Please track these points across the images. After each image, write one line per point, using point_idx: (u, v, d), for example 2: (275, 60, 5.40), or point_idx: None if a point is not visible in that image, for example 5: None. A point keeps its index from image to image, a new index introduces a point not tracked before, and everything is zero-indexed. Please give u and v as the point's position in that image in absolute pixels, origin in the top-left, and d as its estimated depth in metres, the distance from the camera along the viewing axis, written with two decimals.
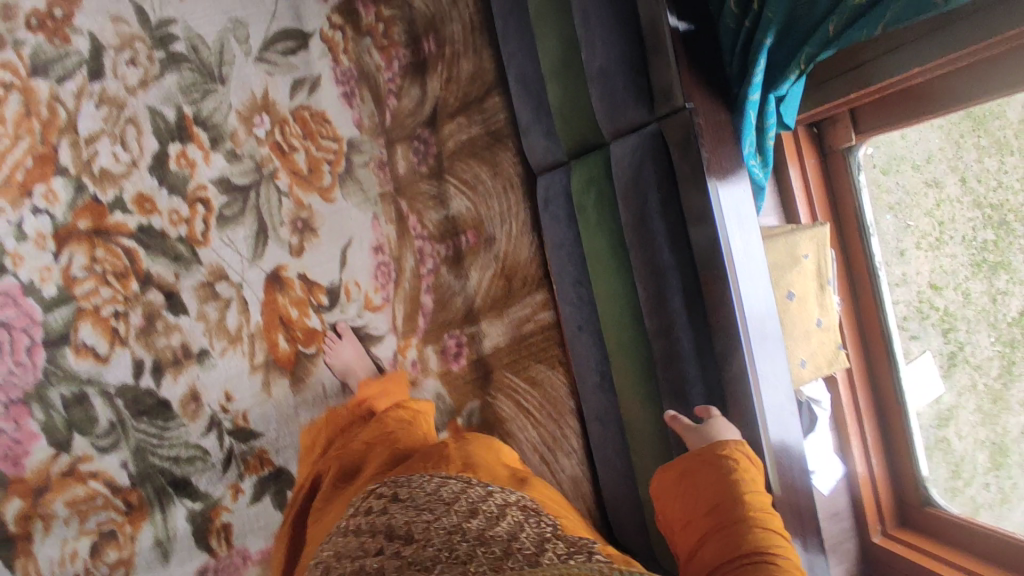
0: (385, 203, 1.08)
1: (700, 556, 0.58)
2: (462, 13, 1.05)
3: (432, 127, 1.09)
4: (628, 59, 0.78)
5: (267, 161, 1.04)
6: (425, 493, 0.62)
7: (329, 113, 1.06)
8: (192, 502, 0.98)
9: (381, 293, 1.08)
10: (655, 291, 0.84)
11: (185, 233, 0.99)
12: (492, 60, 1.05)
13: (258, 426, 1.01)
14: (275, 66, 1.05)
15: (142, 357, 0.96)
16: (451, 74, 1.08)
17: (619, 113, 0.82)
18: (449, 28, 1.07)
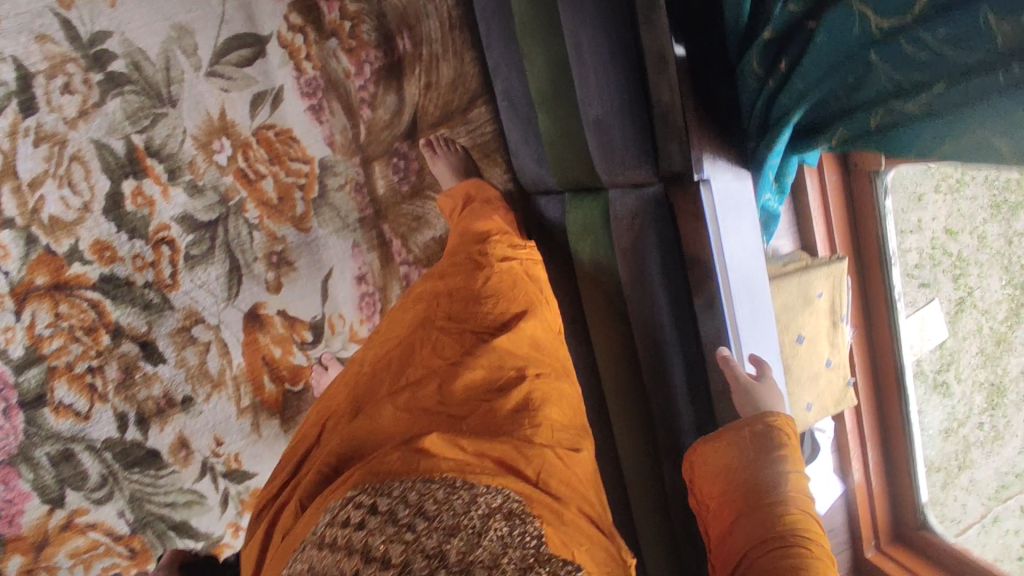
0: (365, 228, 0.99)
1: (733, 535, 0.58)
2: (439, 7, 0.91)
3: (411, 140, 0.99)
4: (631, 112, 0.67)
5: (232, 192, 0.94)
6: (407, 507, 0.55)
7: (296, 131, 0.95)
8: (194, 541, 0.99)
9: (367, 324, 1.02)
10: (654, 356, 0.78)
11: (152, 278, 0.93)
12: (474, 63, 0.93)
13: (252, 466, 1.00)
14: (228, 82, 0.92)
15: (125, 410, 0.93)
16: (430, 80, 0.95)
17: (618, 165, 0.72)
18: (425, 27, 0.93)
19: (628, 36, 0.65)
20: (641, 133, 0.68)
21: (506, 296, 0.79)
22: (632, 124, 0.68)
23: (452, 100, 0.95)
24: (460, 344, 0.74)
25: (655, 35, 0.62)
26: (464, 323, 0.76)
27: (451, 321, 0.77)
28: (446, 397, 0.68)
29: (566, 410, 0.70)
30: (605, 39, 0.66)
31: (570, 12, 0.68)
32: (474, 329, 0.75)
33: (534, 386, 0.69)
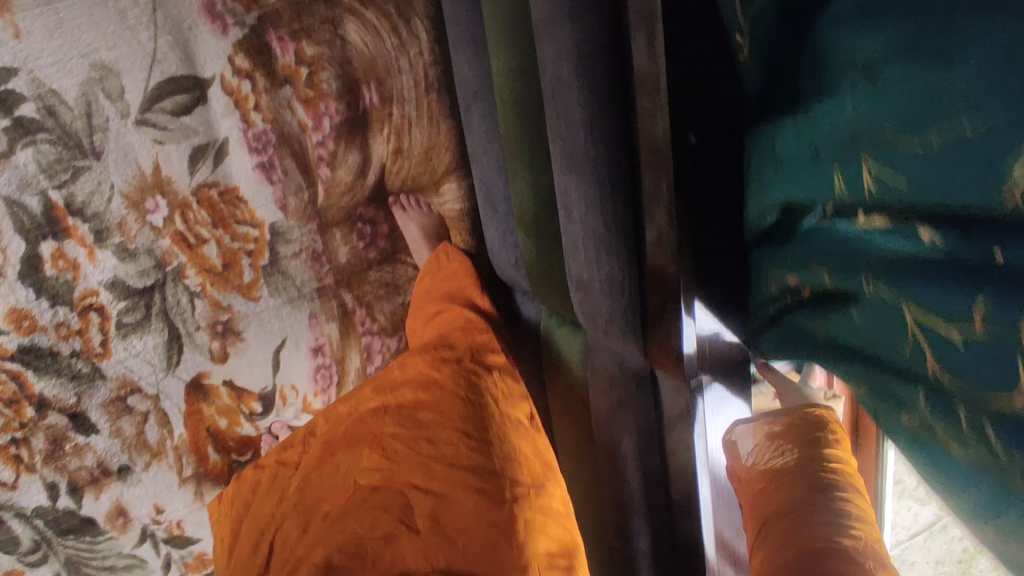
0: (323, 298, 0.90)
1: (768, 497, 0.62)
2: (413, 64, 0.81)
3: (377, 204, 0.88)
4: (619, 285, 0.59)
5: (169, 257, 0.83)
6: None
7: (244, 190, 0.83)
8: None
9: (321, 395, 0.96)
10: (614, 489, 0.78)
11: (80, 346, 0.82)
12: (449, 131, 0.85)
13: (195, 531, 0.97)
14: (163, 132, 0.78)
15: (55, 480, 0.85)
16: (400, 145, 0.85)
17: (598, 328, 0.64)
18: (396, 83, 0.82)
19: (631, 215, 0.56)
20: (631, 312, 0.60)
21: (477, 397, 0.75)
22: (622, 303, 0.60)
23: (424, 172, 0.88)
24: (426, 452, 0.70)
25: (656, 225, 0.54)
26: (427, 421, 0.72)
27: (413, 418, 0.73)
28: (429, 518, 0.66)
29: (556, 534, 0.69)
30: (602, 213, 0.56)
31: (562, 164, 0.57)
32: (440, 428, 0.72)
33: (522, 510, 0.68)
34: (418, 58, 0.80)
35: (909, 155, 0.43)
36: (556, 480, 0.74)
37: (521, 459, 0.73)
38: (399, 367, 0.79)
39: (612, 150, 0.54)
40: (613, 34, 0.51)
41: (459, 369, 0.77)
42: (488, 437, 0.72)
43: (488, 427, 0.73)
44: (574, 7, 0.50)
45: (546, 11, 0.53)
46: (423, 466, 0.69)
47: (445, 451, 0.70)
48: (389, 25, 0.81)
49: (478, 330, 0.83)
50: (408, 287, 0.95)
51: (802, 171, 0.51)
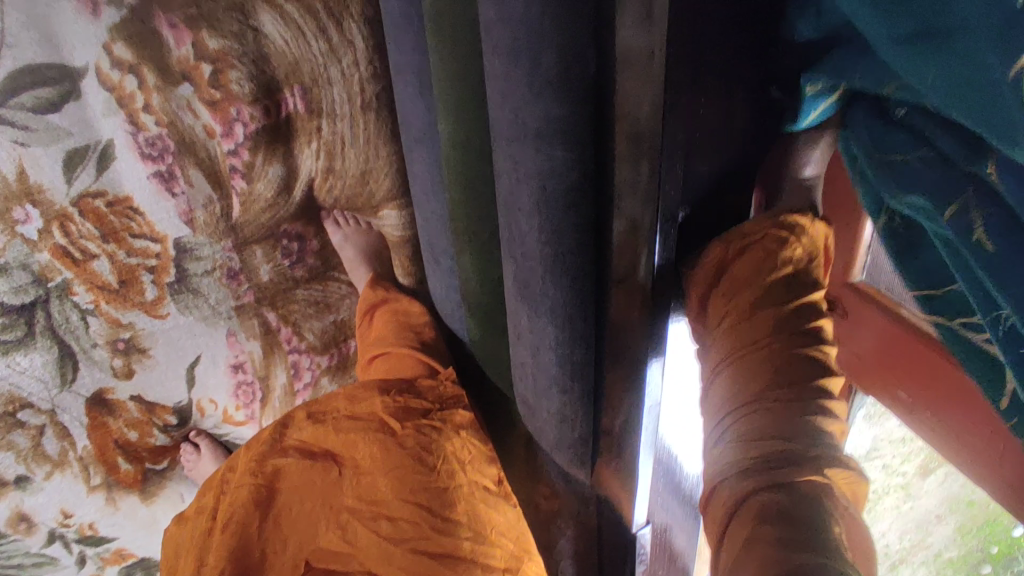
0: (242, 316, 0.80)
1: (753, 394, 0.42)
2: (345, 72, 0.67)
3: (304, 221, 0.78)
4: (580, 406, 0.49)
5: (50, 272, 0.69)
6: None
7: (138, 200, 0.68)
8: None
9: (243, 409, 0.88)
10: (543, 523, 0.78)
11: None
12: (390, 155, 0.73)
13: (110, 531, 0.90)
14: (25, 132, 0.61)
15: None
16: (331, 163, 0.73)
17: (557, 449, 0.54)
18: (325, 95, 0.68)
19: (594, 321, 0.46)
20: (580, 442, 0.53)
21: (443, 466, 0.67)
22: (572, 433, 0.51)
23: (360, 194, 0.77)
24: (401, 519, 0.64)
25: (626, 220, 0.42)
26: (386, 494, 0.64)
27: (367, 485, 0.65)
28: None
29: None
30: (557, 354, 0.45)
31: (515, 290, 0.44)
32: (401, 503, 0.64)
33: None
34: (353, 70, 0.67)
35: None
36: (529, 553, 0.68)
37: (491, 539, 0.66)
38: (348, 411, 0.69)
39: (574, 281, 0.42)
40: (585, 159, 0.37)
41: (422, 429, 0.69)
42: (456, 515, 0.65)
43: (455, 502, 0.66)
44: (540, 136, 0.36)
45: (502, 119, 0.37)
46: (380, 548, 0.63)
47: (407, 531, 0.63)
48: (315, 23, 0.65)
49: (426, 367, 0.77)
50: (341, 305, 0.87)
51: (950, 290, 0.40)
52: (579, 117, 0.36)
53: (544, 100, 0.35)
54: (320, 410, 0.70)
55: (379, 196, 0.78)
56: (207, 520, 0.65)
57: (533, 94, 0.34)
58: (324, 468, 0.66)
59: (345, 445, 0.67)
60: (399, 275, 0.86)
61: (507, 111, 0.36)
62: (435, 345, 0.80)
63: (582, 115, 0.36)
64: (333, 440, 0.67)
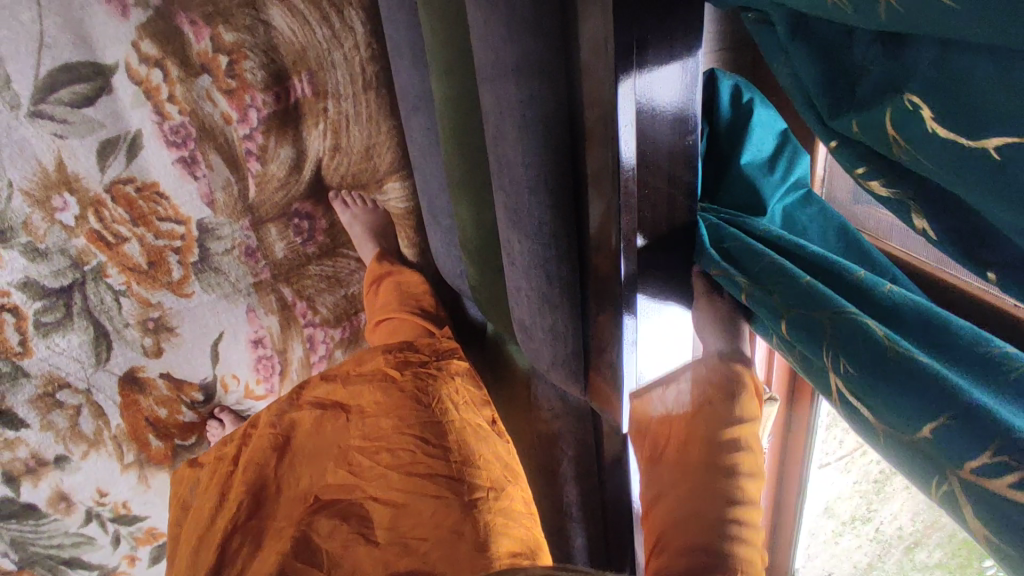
0: (261, 292, 0.87)
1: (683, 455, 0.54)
2: (347, 57, 0.75)
3: (313, 200, 0.85)
4: (571, 318, 0.57)
5: (86, 255, 0.76)
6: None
7: (164, 185, 0.76)
8: (89, 571, 0.95)
9: (264, 383, 0.95)
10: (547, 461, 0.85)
11: None
12: (390, 131, 0.81)
13: (142, 510, 0.95)
14: (63, 125, 0.68)
15: None
16: (337, 142, 0.81)
17: (558, 367, 0.61)
18: (330, 78, 0.76)
19: (575, 244, 0.54)
20: (573, 359, 0.60)
21: (438, 405, 0.75)
22: (566, 348, 0.59)
23: (365, 170, 0.85)
24: (399, 444, 0.70)
25: (596, 165, 0.48)
26: (386, 429, 0.71)
27: (371, 424, 0.72)
28: (395, 520, 0.65)
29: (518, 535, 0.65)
30: (545, 271, 0.53)
31: (505, 217, 0.53)
32: (401, 434, 0.71)
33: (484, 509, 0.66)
34: (353, 53, 0.76)
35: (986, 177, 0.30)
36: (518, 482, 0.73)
37: (483, 463, 0.71)
38: (355, 370, 0.79)
39: (555, 204, 0.50)
40: (558, 94, 0.45)
41: (419, 376, 0.78)
42: (449, 444, 0.72)
43: (448, 433, 0.73)
44: (518, 69, 0.44)
45: (488, 61, 0.45)
46: (382, 475, 0.68)
47: (404, 457, 0.69)
48: (319, 13, 0.72)
49: (424, 331, 0.86)
50: (350, 279, 0.94)
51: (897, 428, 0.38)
52: (553, 55, 0.44)
53: (521, 39, 0.43)
54: (332, 372, 0.80)
55: (383, 169, 0.86)
56: (229, 464, 0.72)
57: (511, 34, 0.43)
58: (334, 415, 0.74)
59: (353, 392, 0.76)
60: (404, 248, 0.94)
61: (488, 54, 0.45)
62: (433, 315, 0.90)
63: (554, 54, 0.44)
64: (343, 393, 0.77)
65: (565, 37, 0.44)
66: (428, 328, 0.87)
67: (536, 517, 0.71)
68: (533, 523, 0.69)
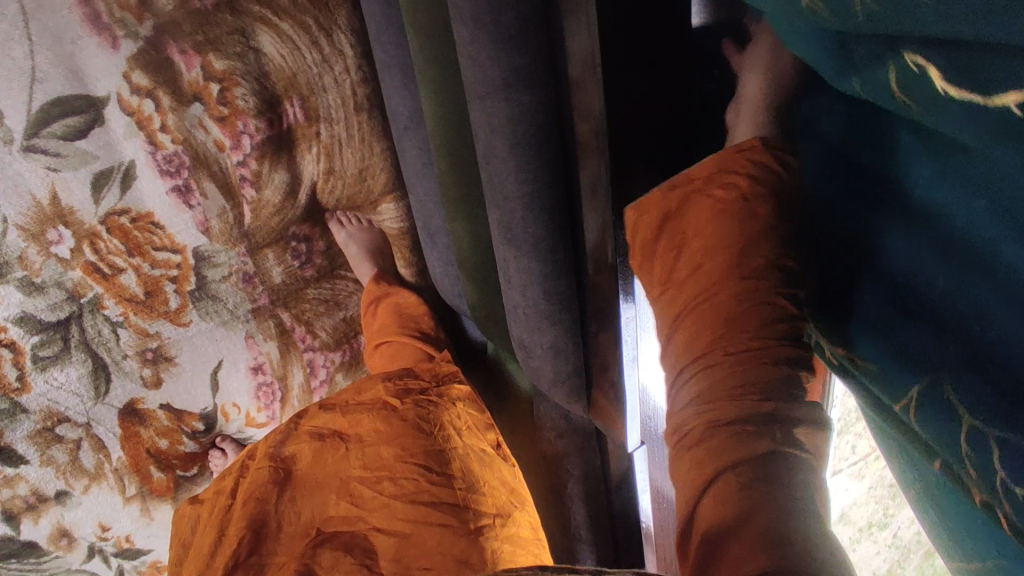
0: (259, 319, 0.86)
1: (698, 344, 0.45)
2: (338, 80, 0.75)
3: (309, 224, 0.85)
4: (569, 334, 0.55)
5: (83, 288, 0.75)
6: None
7: (158, 215, 0.75)
8: None
9: (265, 410, 0.94)
10: (554, 481, 0.83)
11: None
12: (384, 151, 0.81)
13: (145, 543, 0.94)
14: (56, 158, 0.69)
15: None
16: (331, 165, 0.81)
17: (557, 385, 0.60)
18: (322, 102, 0.76)
19: (571, 262, 0.53)
20: (574, 375, 0.59)
21: (439, 431, 0.74)
22: (566, 364, 0.57)
23: (360, 191, 0.85)
24: (402, 473, 0.69)
25: None
26: (388, 459, 0.70)
27: (370, 452, 0.71)
28: (403, 552, 0.64)
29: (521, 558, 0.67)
30: (541, 288, 0.52)
31: (500, 236, 0.51)
32: (403, 463, 0.70)
33: (490, 541, 0.67)
34: (344, 76, 0.76)
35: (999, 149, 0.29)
36: (522, 506, 0.73)
37: (485, 489, 0.71)
38: (354, 399, 0.77)
39: (548, 220, 0.49)
40: (546, 109, 0.44)
41: (419, 403, 0.77)
42: (452, 471, 0.71)
43: (450, 461, 0.72)
44: (506, 86, 0.43)
45: (473, 79, 0.44)
46: (385, 506, 0.67)
47: (407, 487, 0.68)
48: (308, 38, 0.73)
49: (423, 354, 0.86)
50: (349, 302, 0.94)
51: (975, 315, 0.35)
52: (538, 69, 0.43)
53: (506, 55, 0.42)
54: (332, 401, 0.77)
55: (377, 191, 0.85)
56: (226, 498, 0.70)
57: (497, 52, 0.41)
58: (333, 446, 0.72)
59: (352, 421, 0.74)
60: (402, 268, 0.94)
61: (476, 70, 0.43)
62: (432, 337, 0.89)
63: (539, 69, 0.43)
64: (342, 421, 0.74)
65: (549, 44, 0.43)
66: (427, 351, 0.86)
67: (542, 543, 0.72)
68: (538, 548, 0.71)
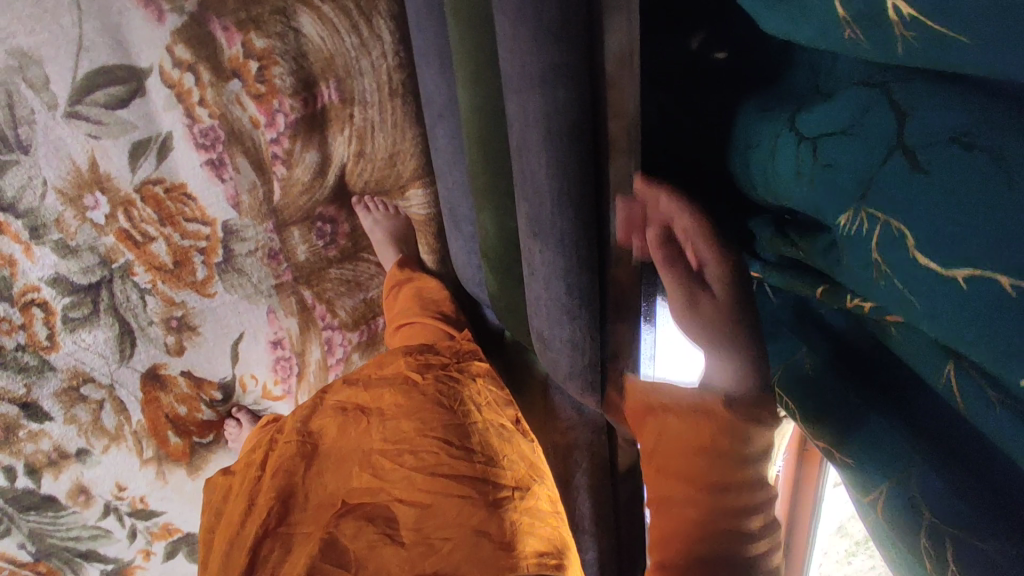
0: (282, 294, 0.88)
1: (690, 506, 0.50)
2: (375, 65, 0.77)
3: (336, 205, 0.87)
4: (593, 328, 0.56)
5: (115, 254, 0.77)
6: (434, 526, 0.66)
7: (191, 186, 0.77)
8: (104, 564, 0.97)
9: (282, 384, 0.96)
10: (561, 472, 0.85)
11: (24, 340, 0.77)
12: (415, 138, 0.82)
13: (159, 505, 0.96)
14: (98, 126, 0.71)
15: (11, 463, 0.82)
16: (362, 148, 0.82)
17: (572, 378, 0.60)
18: (357, 85, 0.77)
19: (597, 253, 0.53)
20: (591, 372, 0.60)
21: (460, 407, 0.77)
22: (583, 358, 0.58)
23: (388, 176, 0.86)
24: (422, 446, 0.71)
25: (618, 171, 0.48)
26: (410, 432, 0.72)
27: (393, 426, 0.72)
28: (423, 522, 0.66)
29: (541, 533, 0.68)
30: (566, 283, 0.53)
31: (527, 228, 0.52)
32: (424, 437, 0.71)
33: (510, 514, 0.68)
34: (381, 61, 0.77)
35: (997, 294, 0.28)
36: (541, 480, 0.75)
37: (506, 463, 0.73)
38: (377, 372, 0.80)
39: (584, 213, 0.49)
40: (584, 104, 0.44)
41: (440, 378, 0.79)
42: (473, 444, 0.73)
43: (471, 435, 0.74)
44: (545, 80, 0.43)
45: (513, 69, 0.44)
46: (406, 478, 0.69)
47: (428, 459, 0.70)
48: (348, 22, 0.74)
49: (443, 334, 0.88)
50: (370, 284, 0.95)
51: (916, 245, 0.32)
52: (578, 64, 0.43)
53: (548, 49, 0.42)
54: (354, 376, 0.80)
55: (405, 176, 0.87)
56: (256, 470, 0.72)
57: (541, 44, 0.42)
58: (356, 419, 0.74)
59: (375, 396, 0.76)
60: (424, 254, 0.95)
61: (515, 63, 0.44)
62: (453, 319, 0.90)
63: (580, 63, 0.43)
64: (364, 395, 0.76)
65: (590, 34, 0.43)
66: (448, 330, 0.88)
67: (560, 516, 0.74)
68: (558, 521, 0.72)
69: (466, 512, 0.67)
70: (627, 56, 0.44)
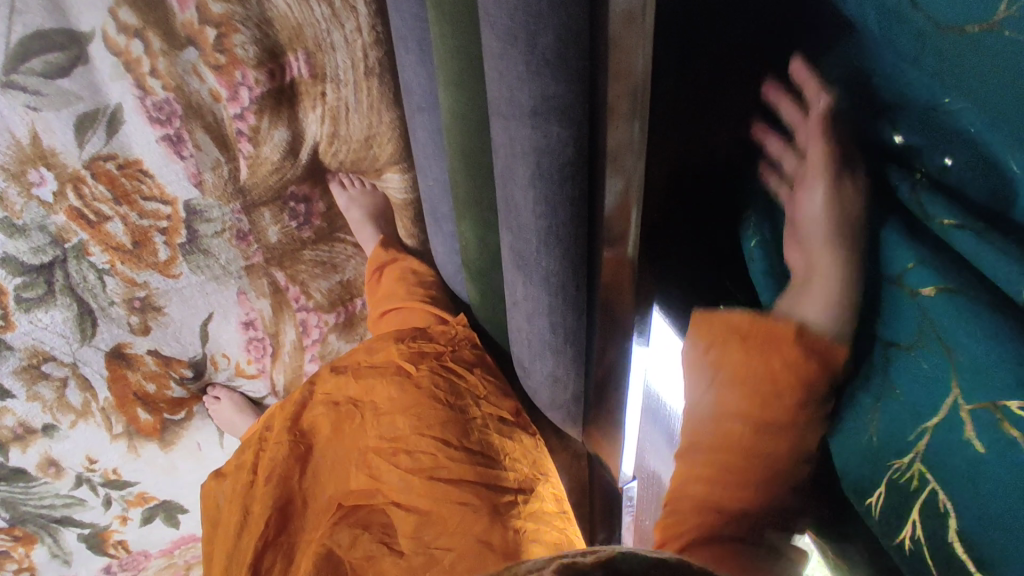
0: (252, 275, 0.83)
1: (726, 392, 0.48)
2: (348, 40, 0.69)
3: (309, 186, 0.80)
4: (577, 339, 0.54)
5: (67, 233, 0.71)
6: (432, 534, 0.64)
7: (148, 162, 0.70)
8: (82, 527, 0.96)
9: (255, 363, 0.92)
10: None
11: None
12: (393, 121, 0.76)
13: (132, 476, 0.94)
14: (36, 97, 0.63)
15: None
16: (336, 128, 0.76)
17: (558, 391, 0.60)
18: (329, 61, 0.70)
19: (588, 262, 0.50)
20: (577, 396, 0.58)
21: (458, 401, 0.72)
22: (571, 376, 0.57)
23: (364, 158, 0.80)
24: (421, 447, 0.68)
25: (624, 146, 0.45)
26: (406, 430, 0.69)
27: (388, 423, 0.69)
28: (421, 527, 0.64)
29: (550, 539, 0.67)
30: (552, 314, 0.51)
31: (513, 258, 0.49)
32: (421, 436, 0.68)
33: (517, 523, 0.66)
34: (355, 36, 0.69)
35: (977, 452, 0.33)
36: (546, 481, 0.73)
37: (508, 463, 0.71)
38: (366, 360, 0.75)
39: (580, 233, 0.46)
40: (580, 136, 0.40)
41: (435, 368, 0.74)
42: (473, 444, 0.70)
43: (470, 432, 0.70)
44: (537, 116, 0.39)
45: (501, 96, 0.39)
46: (402, 480, 0.67)
47: (425, 460, 0.67)
48: None
49: (436, 318, 0.80)
50: (346, 266, 0.90)
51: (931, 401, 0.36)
52: (572, 96, 0.39)
53: (541, 80, 0.37)
54: (343, 364, 0.76)
55: (383, 159, 0.81)
56: (248, 474, 0.71)
57: (530, 72, 0.37)
58: (351, 414, 0.72)
59: (367, 387, 0.72)
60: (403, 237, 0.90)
61: (503, 89, 0.39)
62: (444, 300, 0.83)
63: (575, 94, 0.38)
64: (355, 387, 0.73)
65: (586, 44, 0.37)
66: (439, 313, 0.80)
67: (568, 516, 0.72)
68: (565, 523, 0.70)
69: (465, 522, 0.64)
70: (639, 21, 0.38)
